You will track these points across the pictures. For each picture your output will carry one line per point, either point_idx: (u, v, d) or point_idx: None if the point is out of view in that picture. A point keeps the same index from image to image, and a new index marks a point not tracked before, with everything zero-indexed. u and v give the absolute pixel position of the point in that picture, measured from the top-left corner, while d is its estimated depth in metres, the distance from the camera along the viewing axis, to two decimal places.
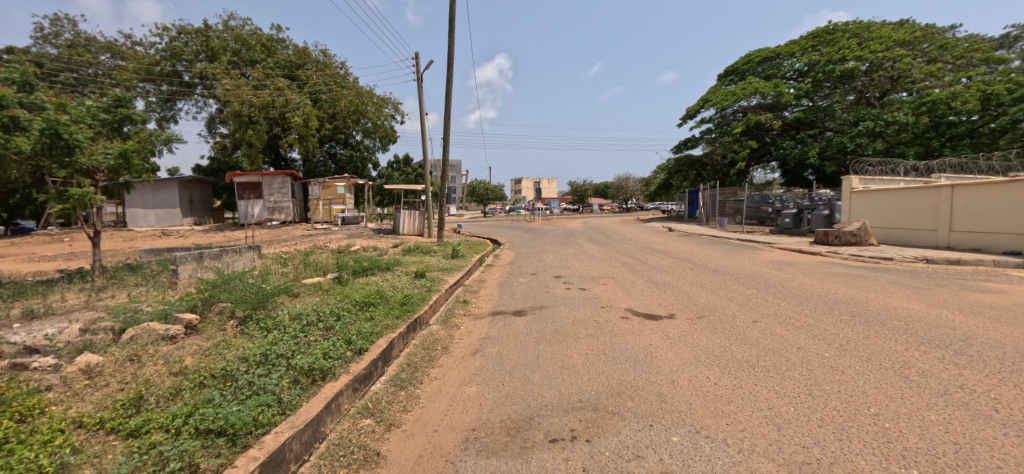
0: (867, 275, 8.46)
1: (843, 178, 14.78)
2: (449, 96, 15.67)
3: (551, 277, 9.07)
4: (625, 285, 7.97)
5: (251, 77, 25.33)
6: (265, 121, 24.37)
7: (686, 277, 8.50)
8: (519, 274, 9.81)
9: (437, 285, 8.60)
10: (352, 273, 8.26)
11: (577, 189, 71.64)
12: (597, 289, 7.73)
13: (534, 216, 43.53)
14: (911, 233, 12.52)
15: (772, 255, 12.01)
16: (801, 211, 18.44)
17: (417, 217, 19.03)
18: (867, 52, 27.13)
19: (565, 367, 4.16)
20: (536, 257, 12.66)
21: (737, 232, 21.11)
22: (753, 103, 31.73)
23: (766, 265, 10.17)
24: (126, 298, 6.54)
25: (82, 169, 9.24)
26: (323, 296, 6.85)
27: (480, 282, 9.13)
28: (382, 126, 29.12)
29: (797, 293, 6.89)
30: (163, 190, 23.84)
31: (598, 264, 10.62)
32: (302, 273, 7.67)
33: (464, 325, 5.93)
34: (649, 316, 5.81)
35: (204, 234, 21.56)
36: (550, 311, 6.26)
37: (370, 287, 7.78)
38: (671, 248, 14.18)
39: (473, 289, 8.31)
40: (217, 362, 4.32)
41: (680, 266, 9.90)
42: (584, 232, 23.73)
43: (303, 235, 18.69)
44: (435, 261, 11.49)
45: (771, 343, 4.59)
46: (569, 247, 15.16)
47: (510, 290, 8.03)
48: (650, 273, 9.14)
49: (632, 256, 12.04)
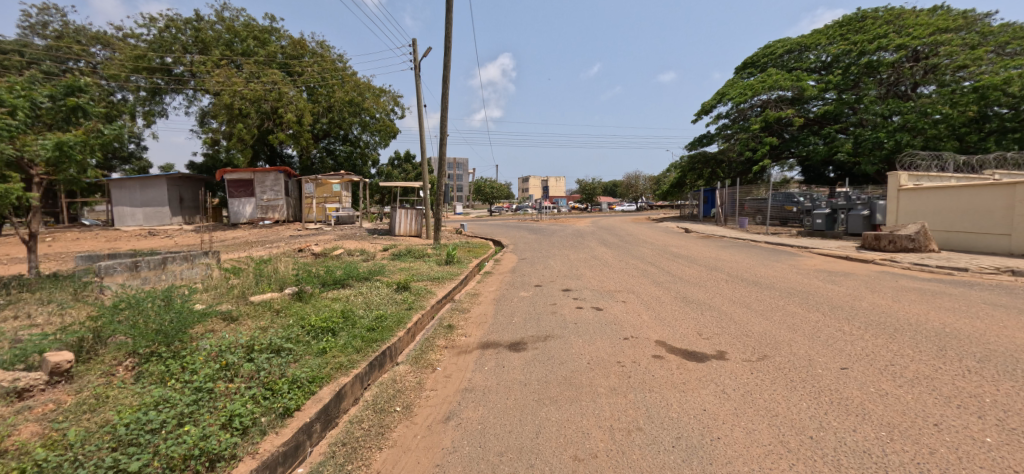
0: (951, 292, 6.86)
1: (889, 174, 13.34)
2: (446, 86, 14.20)
3: (559, 290, 7.57)
4: (650, 304, 6.44)
5: (244, 69, 24.12)
6: (257, 115, 23.06)
7: (724, 293, 6.98)
8: (521, 285, 8.30)
9: (422, 301, 7.12)
10: (317, 286, 6.81)
11: (585, 187, 69.70)
12: (616, 309, 6.18)
13: (541, 216, 41.89)
14: (979, 237, 10.89)
15: (814, 262, 10.39)
16: (835, 211, 16.74)
17: (415, 217, 17.61)
18: (909, 38, 24.84)
19: (580, 460, 2.66)
20: (542, 263, 11.13)
21: (761, 233, 19.41)
22: (774, 97, 29.86)
23: (814, 276, 8.60)
24: (17, 321, 5.13)
25: (11, 162, 7.77)
26: (270, 319, 5.40)
27: (475, 295, 7.67)
28: (382, 121, 27.77)
29: (878, 320, 5.33)
30: (153, 188, 22.59)
31: (613, 273, 9.11)
32: (252, 289, 6.24)
33: (442, 364, 4.45)
34: (691, 356, 4.30)
35: (193, 234, 20.38)
36: (556, 343, 4.79)
37: (336, 306, 6.30)
38: (694, 252, 12.57)
39: (463, 306, 6.84)
40: (55, 441, 2.91)
41: (712, 277, 8.33)
42: (594, 233, 22.14)
43: (291, 236, 17.34)
44: (426, 268, 10.04)
45: (888, 417, 3.07)
46: (579, 251, 13.66)
47: (508, 308, 6.54)
48: (677, 286, 7.60)
49: (652, 262, 10.49)
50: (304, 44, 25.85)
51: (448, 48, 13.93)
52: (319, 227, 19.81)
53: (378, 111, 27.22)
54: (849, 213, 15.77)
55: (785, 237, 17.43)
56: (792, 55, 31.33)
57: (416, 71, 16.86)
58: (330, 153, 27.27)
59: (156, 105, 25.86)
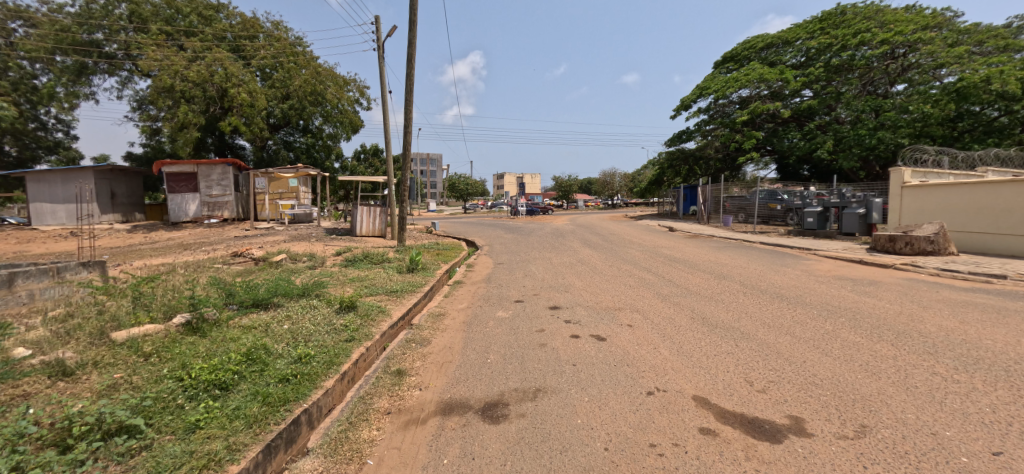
0: (1015, 309, 5.71)
1: (892, 170, 12.38)
2: (410, 66, 12.45)
3: (545, 308, 6.04)
4: (665, 330, 4.99)
5: (186, 48, 21.54)
6: (202, 100, 20.64)
7: (751, 311, 5.62)
8: (497, 301, 6.70)
9: (370, 329, 5.47)
10: (222, 315, 5.06)
11: (561, 185, 68.36)
12: (624, 340, 4.71)
13: (516, 214, 40.43)
14: (996, 239, 10.06)
15: (827, 266, 9.21)
16: (827, 209, 15.82)
17: (378, 216, 15.77)
18: (892, 33, 24.17)
19: None
20: (521, 270, 9.60)
21: (750, 233, 18.46)
22: (756, 92, 29.21)
23: (839, 286, 7.39)
24: None
25: None
26: (129, 372, 3.70)
27: (441, 315, 6.06)
28: (344, 111, 25.75)
29: (971, 356, 4.03)
30: (76, 181, 19.94)
31: (606, 283, 7.67)
32: (119, 320, 4.46)
33: (376, 453, 2.83)
34: (759, 432, 2.85)
35: (124, 235, 18.05)
36: (553, 405, 3.28)
37: (245, 341, 4.61)
38: (688, 255, 11.33)
39: (422, 334, 5.23)
40: None
41: (726, 289, 6.96)
42: (575, 231, 20.77)
43: (236, 236, 15.27)
44: (382, 278, 8.34)
45: None
46: (561, 253, 12.23)
47: (481, 339, 4.96)
48: (689, 302, 6.21)
49: (648, 268, 9.15)
50: (256, 23, 23.46)
51: (414, 22, 12.21)
52: (269, 227, 17.71)
53: (340, 101, 25.19)
54: (843, 211, 14.86)
55: (775, 236, 16.46)
56: (771, 51, 30.76)
57: (378, 53, 15.02)
58: (287, 145, 25.11)
59: (83, 87, 22.98)
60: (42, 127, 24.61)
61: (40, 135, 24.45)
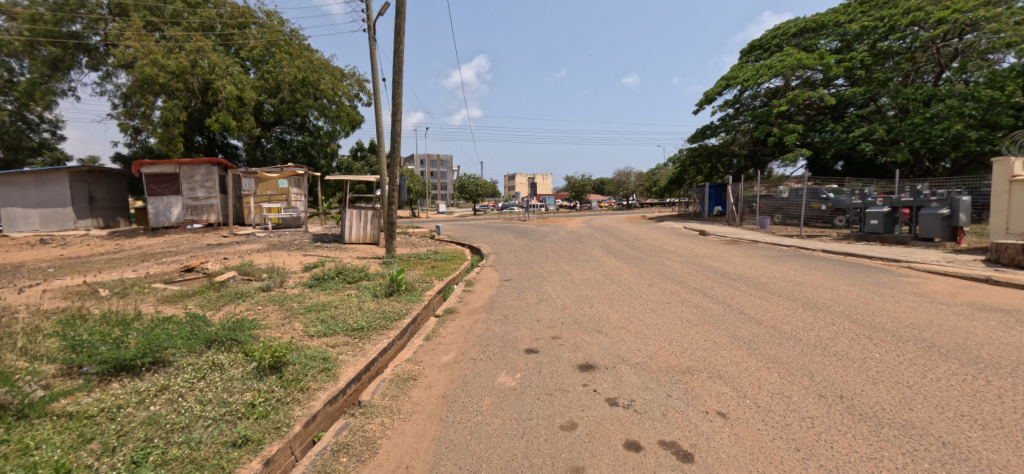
0: None
1: (997, 161, 9.90)
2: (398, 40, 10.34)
3: (573, 371, 3.85)
4: (797, 433, 2.79)
5: (168, 37, 19.78)
6: (184, 94, 18.87)
7: (916, 384, 3.41)
8: (499, 351, 4.53)
9: (290, 411, 3.36)
10: (23, 404, 3.00)
11: (575, 185, 65.76)
12: (730, 460, 2.52)
13: (529, 214, 38.27)
14: None
15: (941, 286, 6.90)
16: (896, 209, 13.33)
17: (370, 220, 13.75)
18: (950, 11, 21.50)
19: None
20: (534, 290, 7.49)
21: (798, 237, 16.02)
22: (790, 81, 26.64)
23: (996, 322, 5.07)
24: None
25: None
26: None
27: (411, 380, 3.93)
28: (342, 106, 23.98)
29: None
30: (49, 184, 18.33)
31: (653, 317, 5.45)
32: None
33: None
34: None
35: (97, 243, 16.35)
36: None
37: (30, 463, 2.53)
38: (742, 269, 9.10)
39: (368, 430, 3.08)
40: None
41: (838, 331, 4.72)
42: (594, 235, 18.59)
43: (209, 244, 13.40)
44: (351, 304, 6.29)
45: None
46: (583, 265, 10.09)
47: (463, 450, 2.76)
48: (794, 358, 4.01)
49: (703, 290, 6.92)
50: (247, 12, 21.67)
51: None
52: (251, 233, 15.85)
53: (336, 94, 23.37)
54: (921, 213, 12.38)
55: (831, 242, 14.09)
56: (805, 37, 28.10)
57: (367, 33, 12.99)
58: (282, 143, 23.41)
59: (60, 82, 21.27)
60: (27, 127, 23.23)
61: (26, 135, 23.24)
